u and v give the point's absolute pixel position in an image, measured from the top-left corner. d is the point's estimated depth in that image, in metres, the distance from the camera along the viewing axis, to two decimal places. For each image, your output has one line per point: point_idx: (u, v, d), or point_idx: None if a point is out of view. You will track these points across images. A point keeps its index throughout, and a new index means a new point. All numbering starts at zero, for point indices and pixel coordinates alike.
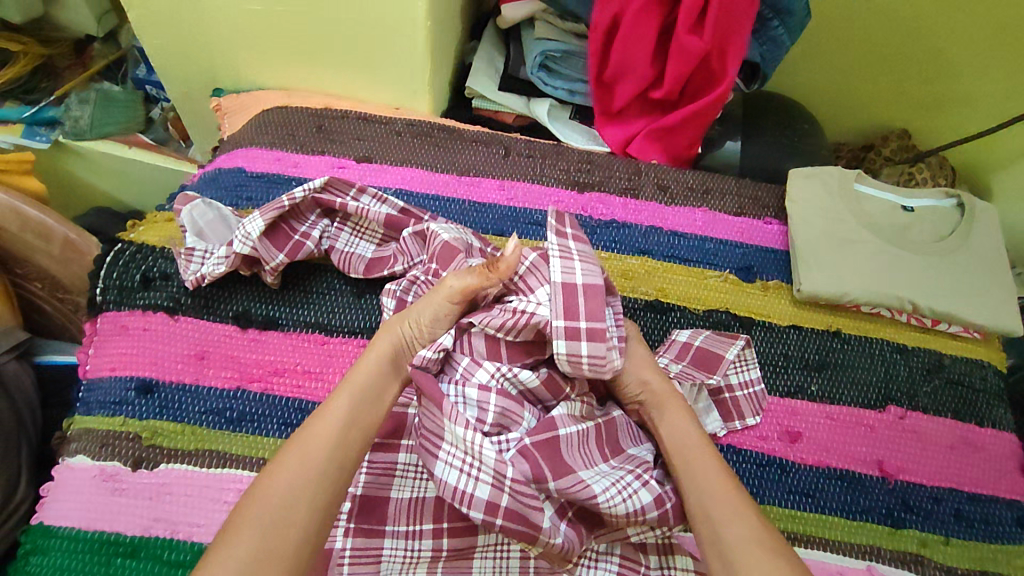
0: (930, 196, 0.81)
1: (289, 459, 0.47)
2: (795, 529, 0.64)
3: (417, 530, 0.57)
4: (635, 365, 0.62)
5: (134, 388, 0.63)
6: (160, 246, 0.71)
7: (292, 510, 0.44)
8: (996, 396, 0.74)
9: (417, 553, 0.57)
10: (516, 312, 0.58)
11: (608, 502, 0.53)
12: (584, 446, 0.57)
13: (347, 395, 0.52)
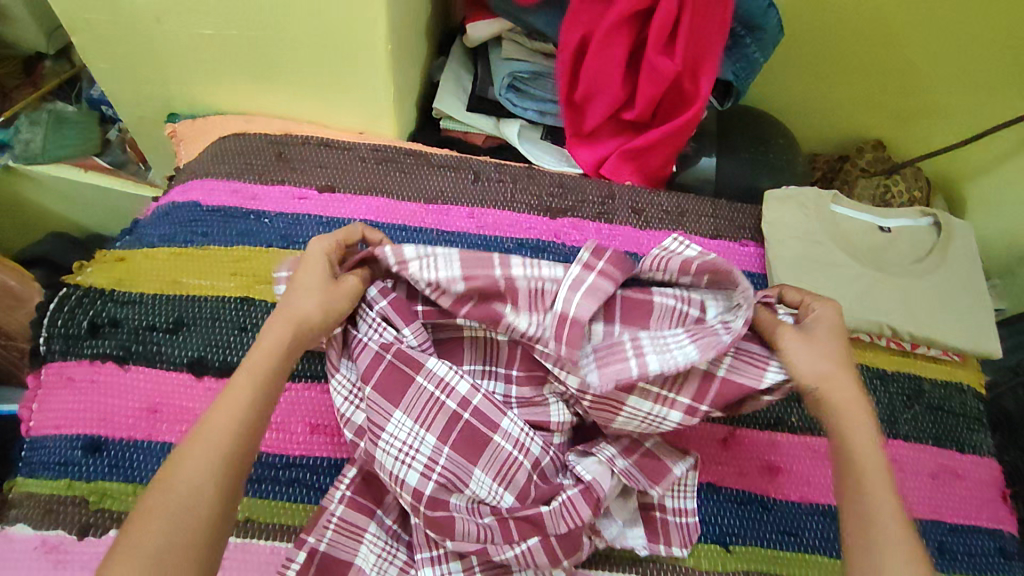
0: (907, 216, 0.79)
1: (192, 448, 0.43)
2: (777, 571, 0.62)
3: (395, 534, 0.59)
4: (813, 351, 0.54)
5: (80, 446, 0.59)
6: (109, 289, 0.67)
7: (197, 506, 0.41)
8: (976, 420, 0.73)
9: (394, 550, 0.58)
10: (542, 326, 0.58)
11: (384, 445, 0.56)
12: (428, 412, 0.58)
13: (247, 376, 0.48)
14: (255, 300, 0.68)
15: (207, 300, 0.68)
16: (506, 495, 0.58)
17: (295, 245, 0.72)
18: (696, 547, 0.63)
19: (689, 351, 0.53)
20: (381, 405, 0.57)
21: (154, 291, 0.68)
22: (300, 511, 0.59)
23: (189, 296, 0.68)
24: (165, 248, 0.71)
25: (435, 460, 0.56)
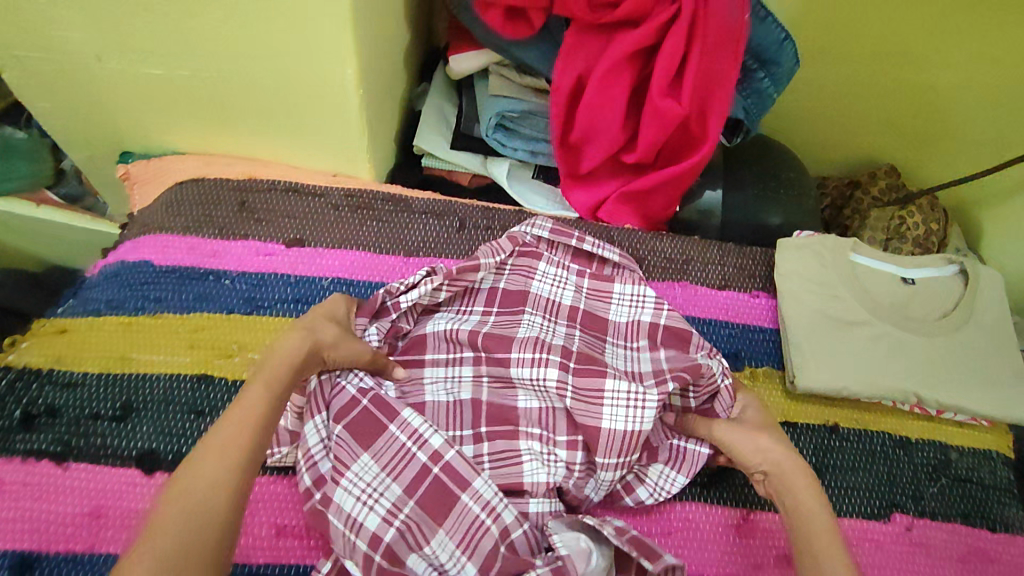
0: (929, 265, 0.74)
1: (207, 446, 0.43)
2: None
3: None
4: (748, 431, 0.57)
5: (4, 565, 0.50)
6: (46, 369, 0.59)
7: (215, 507, 0.40)
8: (1007, 492, 0.67)
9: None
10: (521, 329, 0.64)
11: (348, 484, 0.53)
12: (399, 460, 0.55)
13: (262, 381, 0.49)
14: (214, 377, 0.61)
15: (159, 379, 0.60)
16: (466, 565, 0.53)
17: (260, 309, 0.65)
18: None
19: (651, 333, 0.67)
20: (350, 450, 0.55)
21: (98, 370, 0.60)
22: None
23: (139, 375, 0.60)
24: (112, 317, 0.63)
25: (399, 508, 0.54)
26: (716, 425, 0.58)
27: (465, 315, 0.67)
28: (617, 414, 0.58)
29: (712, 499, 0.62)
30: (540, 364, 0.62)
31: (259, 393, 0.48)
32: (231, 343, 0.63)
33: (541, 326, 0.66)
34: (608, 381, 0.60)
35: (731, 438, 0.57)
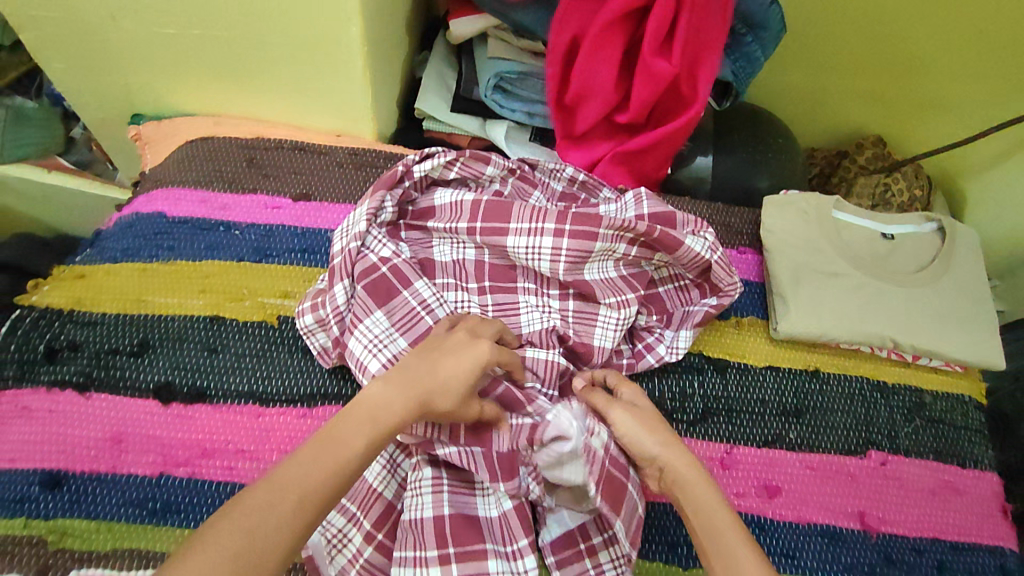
0: (910, 221, 0.77)
1: (285, 484, 0.38)
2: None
3: (360, 518, 0.56)
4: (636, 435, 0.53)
5: (37, 482, 0.55)
6: (68, 309, 0.63)
7: (270, 556, 0.35)
8: (978, 433, 0.71)
9: (345, 538, 0.55)
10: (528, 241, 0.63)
11: (358, 334, 0.58)
12: (408, 320, 0.60)
13: (368, 436, 0.43)
14: (226, 319, 0.64)
15: (173, 320, 0.64)
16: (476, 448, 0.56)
17: (268, 258, 0.68)
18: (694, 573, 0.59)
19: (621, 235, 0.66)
20: (366, 305, 0.60)
21: (117, 310, 0.63)
22: None
23: (155, 315, 0.64)
24: (128, 263, 0.66)
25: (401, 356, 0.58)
26: (614, 418, 0.54)
27: (462, 240, 0.66)
28: (607, 333, 0.64)
29: (700, 434, 0.66)
30: (535, 233, 0.63)
31: (354, 442, 0.42)
32: (242, 288, 0.66)
33: (527, 248, 0.63)
34: (598, 329, 0.64)
35: (627, 430, 0.54)
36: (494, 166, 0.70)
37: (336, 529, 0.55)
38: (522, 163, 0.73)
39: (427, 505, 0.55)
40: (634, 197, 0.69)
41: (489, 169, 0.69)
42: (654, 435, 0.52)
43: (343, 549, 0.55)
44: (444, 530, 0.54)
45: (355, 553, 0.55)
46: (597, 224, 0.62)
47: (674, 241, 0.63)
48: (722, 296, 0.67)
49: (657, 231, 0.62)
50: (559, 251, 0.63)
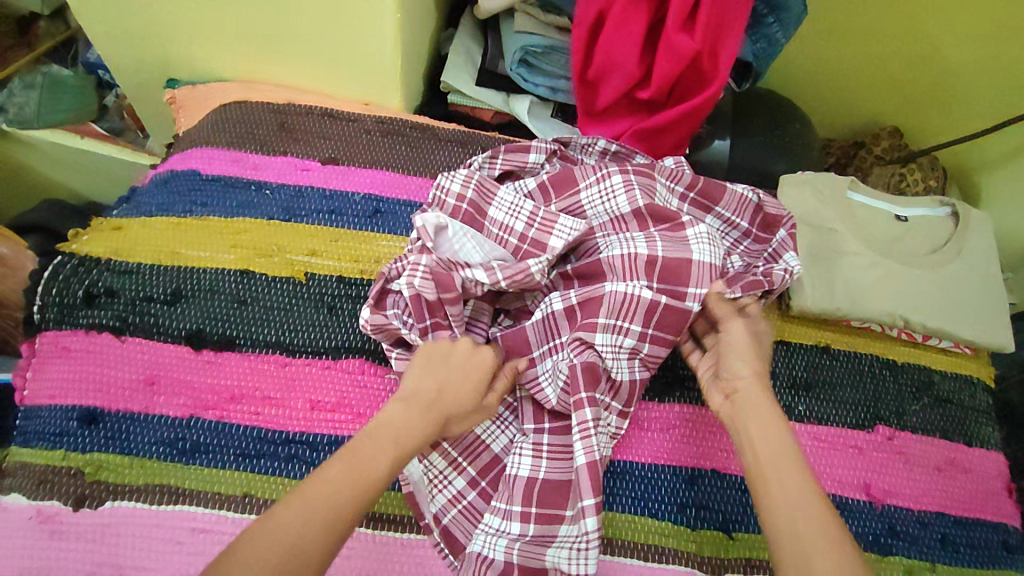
0: (923, 205, 0.78)
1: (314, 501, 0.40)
2: None
3: (460, 465, 0.60)
4: (736, 354, 0.59)
5: (76, 418, 0.58)
6: (105, 258, 0.65)
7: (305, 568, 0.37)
8: (985, 414, 0.72)
9: (446, 479, 0.59)
10: (599, 179, 0.68)
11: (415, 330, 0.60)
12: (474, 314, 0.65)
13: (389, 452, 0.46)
14: (255, 273, 0.67)
15: (206, 272, 0.66)
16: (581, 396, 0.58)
17: (297, 218, 0.70)
18: (701, 534, 0.61)
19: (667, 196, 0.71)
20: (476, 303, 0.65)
21: (152, 260, 0.66)
22: (393, 501, 0.59)
23: (187, 267, 0.66)
24: (163, 217, 0.69)
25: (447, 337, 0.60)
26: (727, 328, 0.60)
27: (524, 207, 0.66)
28: (702, 249, 0.64)
29: None
30: (603, 178, 0.68)
31: (377, 460, 0.45)
32: (270, 245, 0.68)
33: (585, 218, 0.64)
34: (694, 246, 0.64)
35: (727, 346, 0.60)
36: (537, 152, 0.72)
37: (439, 474, 0.59)
38: (557, 142, 0.75)
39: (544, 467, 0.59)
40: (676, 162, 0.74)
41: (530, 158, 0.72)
42: (745, 358, 0.58)
43: (445, 487, 0.59)
44: (532, 490, 0.57)
45: (457, 494, 0.59)
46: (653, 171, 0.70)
47: (716, 184, 0.71)
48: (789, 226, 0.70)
49: (698, 177, 0.71)
50: (631, 184, 0.67)
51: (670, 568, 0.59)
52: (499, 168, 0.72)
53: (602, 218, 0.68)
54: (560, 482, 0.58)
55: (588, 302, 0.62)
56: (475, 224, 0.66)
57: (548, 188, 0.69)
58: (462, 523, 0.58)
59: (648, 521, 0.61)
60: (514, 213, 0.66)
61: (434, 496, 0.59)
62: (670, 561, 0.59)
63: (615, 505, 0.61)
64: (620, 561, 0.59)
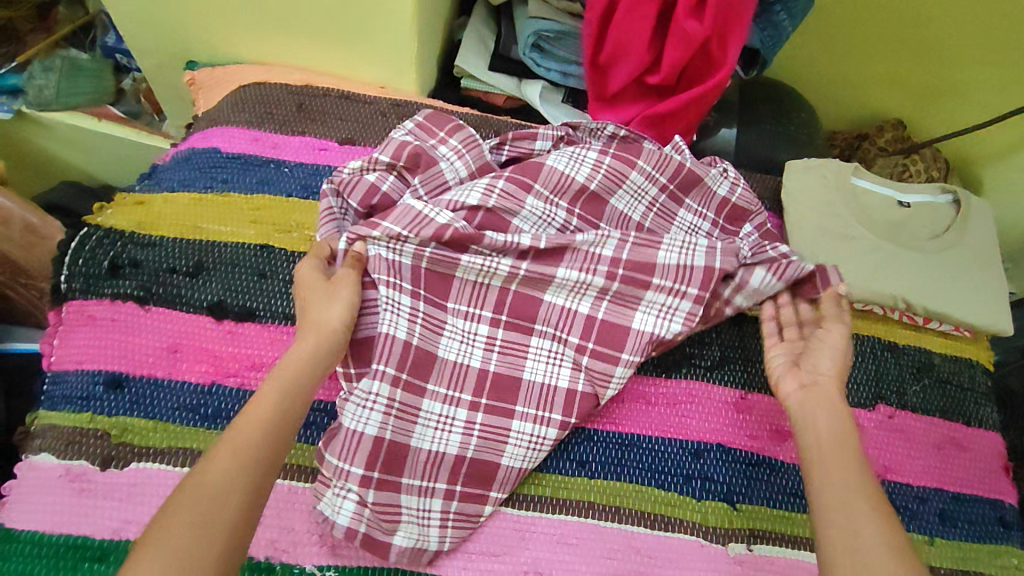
0: (926, 192, 0.80)
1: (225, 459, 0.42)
2: None
3: (379, 371, 0.58)
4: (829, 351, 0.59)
5: (102, 382, 0.60)
6: (130, 231, 0.67)
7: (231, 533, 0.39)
8: (983, 395, 0.74)
9: (375, 397, 0.58)
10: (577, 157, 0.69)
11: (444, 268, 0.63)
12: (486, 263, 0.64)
13: (276, 386, 0.48)
14: (274, 248, 0.68)
15: (227, 245, 0.68)
16: (567, 348, 0.64)
17: (315, 195, 0.72)
18: (706, 504, 0.63)
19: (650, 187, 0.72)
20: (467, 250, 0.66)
21: (175, 234, 0.68)
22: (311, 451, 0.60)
23: (209, 241, 0.68)
24: (185, 193, 0.71)
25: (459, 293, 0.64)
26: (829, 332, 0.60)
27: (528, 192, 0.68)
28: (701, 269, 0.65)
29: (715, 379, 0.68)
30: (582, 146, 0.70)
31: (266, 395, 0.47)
32: (289, 222, 0.70)
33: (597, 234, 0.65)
34: (662, 250, 0.66)
35: (820, 347, 0.60)
36: (543, 138, 0.73)
37: (359, 390, 0.58)
38: (565, 127, 0.76)
39: (564, 376, 0.64)
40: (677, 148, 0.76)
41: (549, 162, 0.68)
42: (830, 358, 0.58)
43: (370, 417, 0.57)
44: (407, 354, 0.59)
45: (387, 404, 0.58)
46: (637, 154, 0.71)
47: (697, 177, 0.73)
48: (754, 222, 0.74)
49: (686, 167, 0.72)
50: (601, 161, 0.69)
51: (674, 536, 0.61)
52: (506, 155, 0.73)
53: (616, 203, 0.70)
54: (508, 375, 0.63)
55: (642, 265, 0.65)
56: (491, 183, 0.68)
57: (541, 171, 0.68)
58: (400, 430, 0.59)
59: (654, 491, 0.63)
60: (545, 221, 0.68)
61: (365, 418, 0.57)
62: (676, 529, 0.61)
63: (622, 474, 0.63)
64: (526, 515, 0.60)
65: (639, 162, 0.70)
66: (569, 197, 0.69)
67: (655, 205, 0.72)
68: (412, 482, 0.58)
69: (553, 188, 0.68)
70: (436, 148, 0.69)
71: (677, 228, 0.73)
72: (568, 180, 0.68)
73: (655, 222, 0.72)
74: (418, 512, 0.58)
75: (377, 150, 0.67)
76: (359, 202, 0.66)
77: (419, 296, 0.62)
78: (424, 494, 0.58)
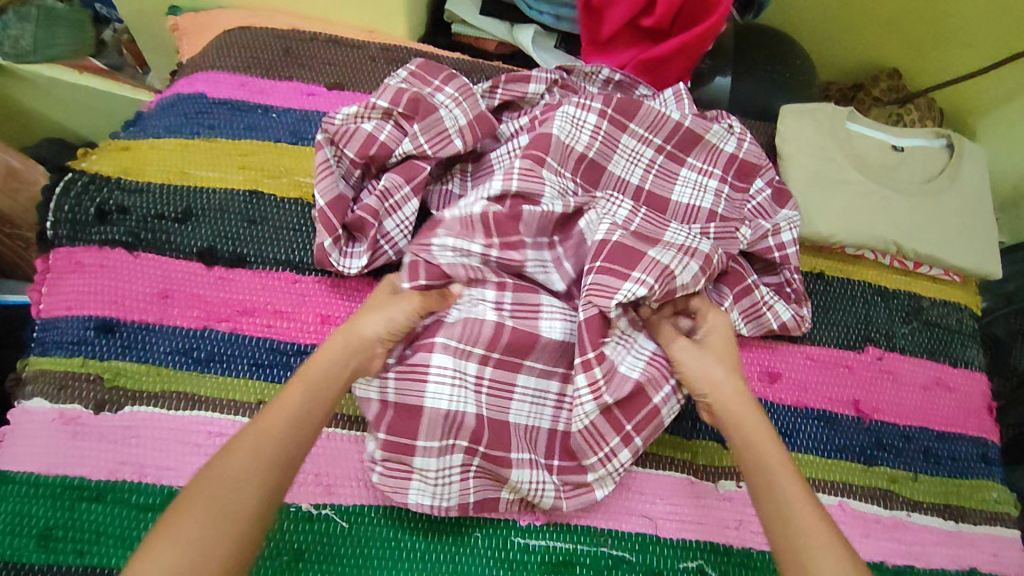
0: (920, 136, 0.80)
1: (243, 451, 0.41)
2: (817, 475, 0.65)
3: (467, 350, 0.58)
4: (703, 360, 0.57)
5: (92, 327, 0.60)
6: (115, 177, 0.66)
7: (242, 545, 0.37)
8: (970, 337, 0.75)
9: (464, 375, 0.57)
10: (574, 119, 0.68)
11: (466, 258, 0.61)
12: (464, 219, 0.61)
13: (302, 389, 0.46)
14: (264, 194, 0.68)
15: (216, 191, 0.67)
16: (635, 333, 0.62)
17: (304, 141, 0.71)
18: (696, 444, 0.64)
19: (647, 147, 0.71)
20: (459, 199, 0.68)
21: (162, 180, 0.67)
22: None
23: (197, 187, 0.67)
24: (171, 139, 0.69)
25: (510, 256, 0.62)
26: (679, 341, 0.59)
27: (514, 146, 0.68)
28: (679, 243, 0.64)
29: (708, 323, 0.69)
30: (582, 107, 0.68)
31: (291, 396, 0.45)
32: (279, 168, 0.69)
33: (608, 198, 0.65)
34: (669, 233, 0.64)
35: (687, 361, 0.58)
36: (535, 84, 0.72)
37: (438, 366, 0.56)
38: (560, 71, 0.74)
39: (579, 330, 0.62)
40: (676, 94, 0.75)
41: (552, 130, 0.66)
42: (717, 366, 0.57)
43: (462, 398, 0.57)
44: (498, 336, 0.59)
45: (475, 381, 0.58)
46: (634, 114, 0.70)
47: (696, 135, 0.72)
48: (763, 176, 0.74)
49: (682, 126, 0.71)
50: (599, 129, 0.68)
51: (667, 474, 0.62)
52: (499, 98, 0.72)
53: (620, 164, 0.70)
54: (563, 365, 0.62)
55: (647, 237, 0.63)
56: (486, 123, 0.66)
57: (551, 143, 0.65)
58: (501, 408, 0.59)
59: None
60: (561, 193, 0.65)
61: (446, 390, 0.56)
62: (669, 468, 0.62)
63: None
64: (670, 475, 0.62)
65: (631, 126, 0.70)
66: (572, 166, 0.67)
67: (653, 166, 0.71)
68: (429, 443, 0.56)
69: (560, 159, 0.66)
70: (433, 96, 0.66)
71: (682, 187, 0.71)
72: (568, 149, 0.67)
73: (656, 183, 0.71)
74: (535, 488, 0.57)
75: (374, 96, 0.65)
76: (356, 152, 0.63)
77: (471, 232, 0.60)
78: (442, 455, 0.56)
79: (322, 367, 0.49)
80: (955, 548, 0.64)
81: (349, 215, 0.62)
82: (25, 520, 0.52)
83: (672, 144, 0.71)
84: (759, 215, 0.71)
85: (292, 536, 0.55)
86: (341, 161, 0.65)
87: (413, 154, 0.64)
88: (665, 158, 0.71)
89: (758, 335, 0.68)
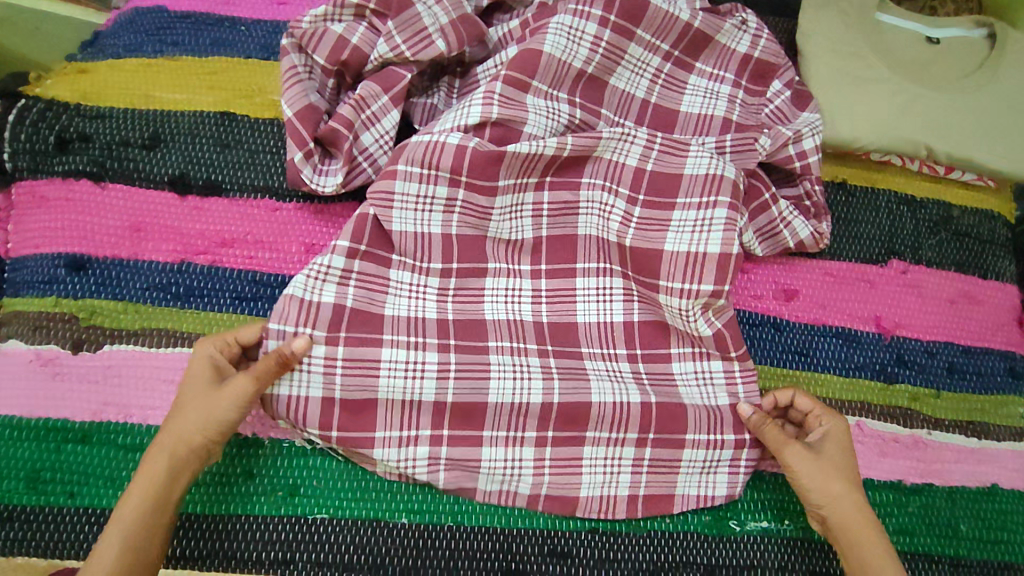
0: (958, 26, 0.72)
1: None
2: (834, 395, 0.62)
3: (422, 342, 0.53)
4: (824, 463, 0.52)
5: (62, 265, 0.56)
6: (74, 103, 0.61)
7: None
8: (1003, 247, 0.70)
9: (422, 365, 0.53)
10: (571, 29, 0.59)
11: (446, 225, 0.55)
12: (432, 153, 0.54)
13: (122, 529, 0.44)
14: (236, 115, 0.62)
15: (184, 114, 0.62)
16: (714, 365, 0.56)
17: (277, 55, 0.65)
18: None
19: (652, 56, 0.64)
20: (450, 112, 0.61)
21: (123, 104, 0.61)
22: None
23: (163, 110, 0.62)
24: (131, 58, 0.63)
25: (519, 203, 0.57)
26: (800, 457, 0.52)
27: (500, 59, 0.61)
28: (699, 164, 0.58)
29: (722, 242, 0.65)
30: (580, 15, 0.60)
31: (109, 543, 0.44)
32: (251, 86, 0.64)
33: (622, 135, 0.57)
34: (690, 158, 0.58)
35: (802, 470, 0.52)
36: None
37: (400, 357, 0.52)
38: None
39: (617, 311, 0.56)
40: None
41: (546, 45, 0.58)
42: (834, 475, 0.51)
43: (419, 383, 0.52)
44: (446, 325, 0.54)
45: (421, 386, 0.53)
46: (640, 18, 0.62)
47: (705, 37, 0.65)
48: (781, 77, 0.67)
49: (692, 28, 0.64)
50: (599, 40, 0.60)
51: None
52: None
53: (625, 75, 0.63)
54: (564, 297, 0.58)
55: (664, 182, 0.58)
56: (473, 27, 0.59)
57: (541, 62, 0.58)
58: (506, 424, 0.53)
59: None
60: (554, 116, 0.58)
61: (400, 385, 0.52)
62: None
63: None
64: None
65: (637, 31, 0.62)
66: (569, 86, 0.60)
67: (660, 75, 0.64)
68: (388, 434, 0.52)
69: (552, 81, 0.59)
70: None
71: (691, 96, 0.65)
72: (565, 67, 0.59)
73: (663, 95, 0.64)
74: (506, 468, 0.53)
75: None
76: (327, 57, 0.58)
77: (458, 183, 0.55)
78: (404, 445, 0.52)
79: (141, 496, 0.46)
80: (977, 465, 0.62)
81: (322, 126, 0.57)
82: (12, 463, 0.51)
83: (679, 50, 0.65)
84: (778, 120, 0.65)
85: (286, 472, 0.53)
86: (312, 70, 0.59)
87: (391, 59, 0.58)
88: (672, 65, 0.65)
89: (773, 254, 0.64)
